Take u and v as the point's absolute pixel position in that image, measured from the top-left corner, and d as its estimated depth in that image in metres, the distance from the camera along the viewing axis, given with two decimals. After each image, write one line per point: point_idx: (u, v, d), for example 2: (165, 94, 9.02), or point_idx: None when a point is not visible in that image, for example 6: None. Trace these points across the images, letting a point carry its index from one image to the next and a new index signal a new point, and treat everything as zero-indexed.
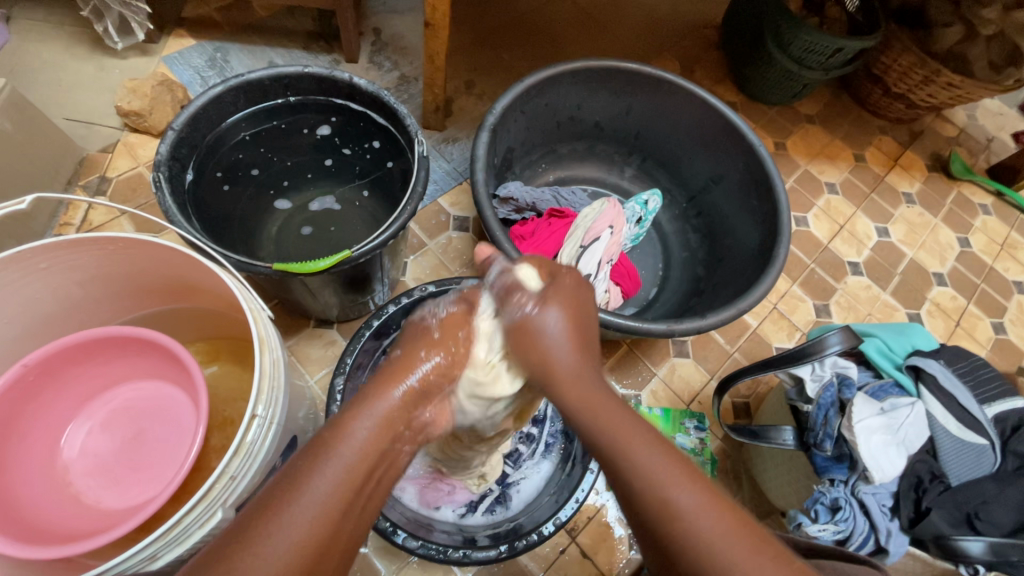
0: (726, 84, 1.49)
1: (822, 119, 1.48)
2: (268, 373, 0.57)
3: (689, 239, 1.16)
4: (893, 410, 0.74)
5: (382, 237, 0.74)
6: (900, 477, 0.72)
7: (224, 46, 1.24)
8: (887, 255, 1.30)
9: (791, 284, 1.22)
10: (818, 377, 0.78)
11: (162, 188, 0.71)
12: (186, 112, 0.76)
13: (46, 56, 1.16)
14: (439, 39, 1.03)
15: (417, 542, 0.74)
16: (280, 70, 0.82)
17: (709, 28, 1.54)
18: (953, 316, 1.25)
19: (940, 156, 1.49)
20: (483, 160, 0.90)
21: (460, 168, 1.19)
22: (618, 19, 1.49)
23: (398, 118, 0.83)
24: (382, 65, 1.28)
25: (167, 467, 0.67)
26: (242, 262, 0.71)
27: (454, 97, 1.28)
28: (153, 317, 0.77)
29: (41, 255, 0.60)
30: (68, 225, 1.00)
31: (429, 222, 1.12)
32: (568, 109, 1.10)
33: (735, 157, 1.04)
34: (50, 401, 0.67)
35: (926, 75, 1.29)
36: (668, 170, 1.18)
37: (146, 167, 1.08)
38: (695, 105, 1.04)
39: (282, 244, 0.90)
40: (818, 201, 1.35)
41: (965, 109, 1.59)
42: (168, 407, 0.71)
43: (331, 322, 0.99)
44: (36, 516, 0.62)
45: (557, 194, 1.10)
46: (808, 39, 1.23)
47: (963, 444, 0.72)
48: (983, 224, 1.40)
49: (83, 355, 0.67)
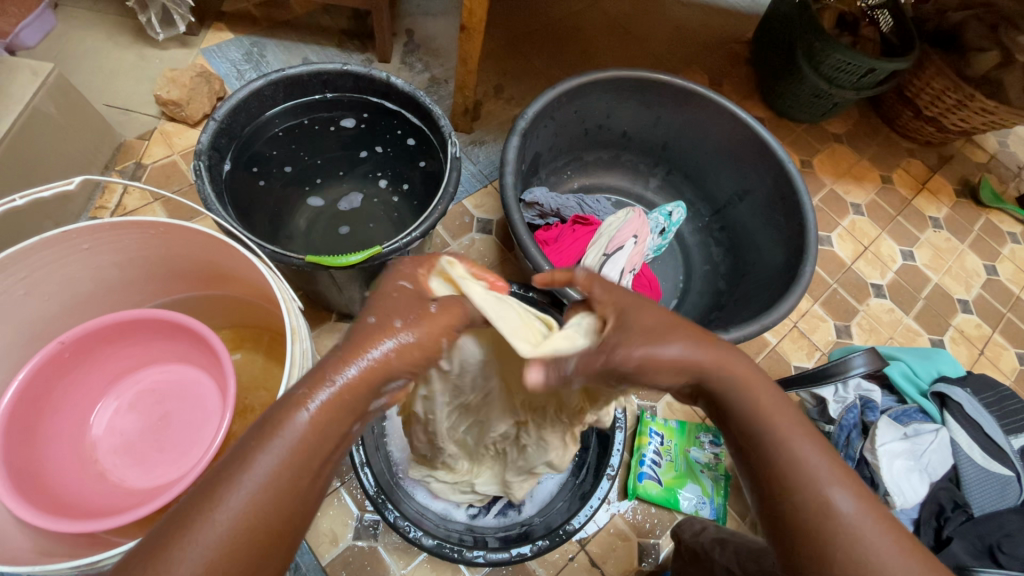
0: (755, 99, 1.48)
1: (850, 139, 1.47)
2: (298, 363, 0.58)
3: (712, 252, 1.16)
4: (917, 436, 0.73)
5: (411, 234, 0.75)
6: (922, 504, 0.71)
7: (261, 41, 1.26)
8: (911, 279, 1.28)
9: (812, 303, 1.21)
10: (841, 399, 0.77)
11: (202, 175, 0.72)
12: (228, 104, 0.77)
13: (91, 43, 1.20)
14: (474, 43, 1.04)
15: (433, 540, 0.76)
16: (320, 67, 0.83)
17: (740, 44, 1.54)
18: (977, 344, 1.23)
19: (969, 182, 1.47)
20: (512, 163, 0.90)
21: (486, 171, 1.20)
22: (649, 31, 1.50)
23: (432, 118, 0.84)
24: (413, 66, 1.29)
25: (191, 450, 0.68)
26: (276, 252, 0.72)
27: (483, 101, 1.29)
28: (184, 302, 0.79)
29: (84, 235, 0.62)
30: (103, 208, 1.03)
31: (454, 223, 1.12)
32: (597, 118, 1.10)
33: (763, 173, 1.04)
34: (81, 377, 0.69)
35: (959, 99, 1.28)
36: (694, 184, 1.18)
37: (180, 155, 1.10)
38: (724, 118, 1.04)
39: (311, 237, 0.91)
40: (842, 221, 1.34)
41: (997, 136, 1.57)
42: (193, 390, 0.72)
43: (352, 317, 1.00)
44: (65, 491, 0.64)
45: (582, 201, 1.11)
46: (841, 58, 1.22)
47: (988, 475, 0.71)
48: (1011, 252, 1.38)
49: (115, 334, 0.69)
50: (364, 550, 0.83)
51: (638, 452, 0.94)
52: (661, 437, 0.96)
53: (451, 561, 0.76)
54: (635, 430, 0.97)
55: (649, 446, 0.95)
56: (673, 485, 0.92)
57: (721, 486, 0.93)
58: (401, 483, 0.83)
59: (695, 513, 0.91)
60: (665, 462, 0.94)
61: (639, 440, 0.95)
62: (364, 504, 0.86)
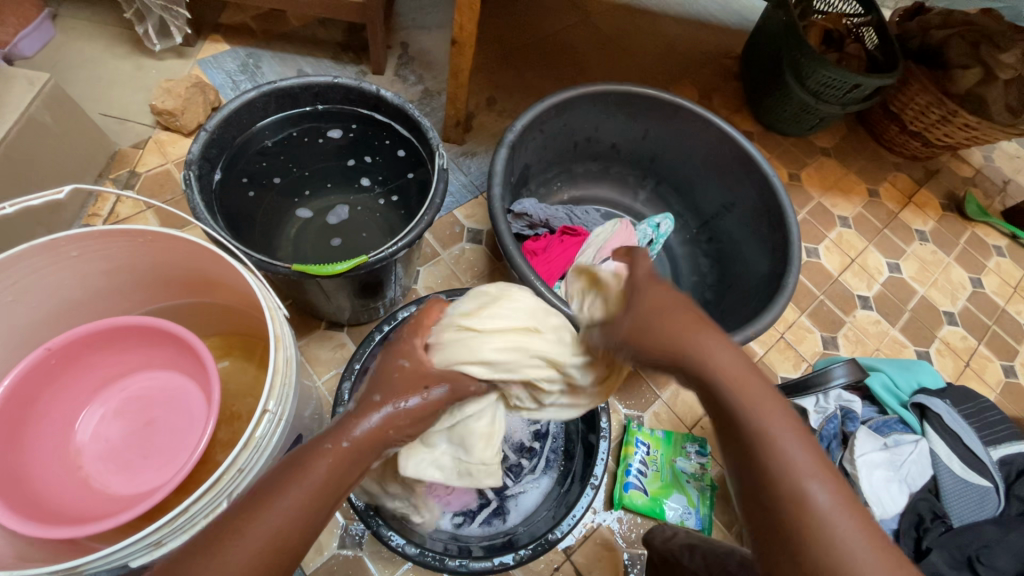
0: (743, 113, 1.51)
1: (837, 152, 1.49)
2: (280, 370, 0.58)
3: (699, 263, 1.17)
4: (897, 446, 0.74)
5: (398, 244, 0.76)
6: (901, 514, 0.71)
7: (257, 52, 1.28)
8: (897, 291, 1.30)
9: (799, 314, 1.22)
10: (822, 409, 0.77)
11: (191, 185, 0.73)
12: (219, 115, 0.79)
13: (88, 53, 1.21)
14: (465, 57, 1.06)
15: (415, 549, 0.76)
16: (311, 79, 0.85)
17: (729, 59, 1.57)
18: (962, 356, 1.24)
19: (954, 197, 1.49)
20: (501, 175, 0.92)
21: (477, 182, 1.21)
22: (640, 46, 1.53)
23: (420, 130, 0.85)
24: (407, 78, 1.31)
25: (176, 457, 0.69)
26: (262, 261, 0.73)
27: (475, 113, 1.31)
28: (172, 310, 0.80)
29: (73, 243, 0.63)
30: (95, 216, 1.04)
31: (444, 233, 1.14)
32: (586, 131, 1.12)
33: (748, 186, 1.05)
34: (67, 383, 0.69)
35: (943, 114, 1.31)
36: (682, 196, 1.19)
37: (174, 164, 1.12)
38: (710, 132, 1.06)
39: (300, 246, 0.92)
40: (830, 233, 1.36)
41: (982, 151, 1.60)
42: (179, 398, 0.73)
43: (341, 325, 1.00)
44: (49, 498, 0.64)
45: (571, 212, 1.12)
46: (826, 74, 1.25)
47: (966, 485, 0.72)
48: (997, 265, 1.40)
49: (103, 341, 0.70)
50: (347, 559, 0.83)
51: (623, 462, 0.94)
52: (647, 447, 0.96)
53: (432, 569, 0.75)
54: (621, 440, 0.98)
55: (635, 456, 0.95)
56: (658, 495, 0.93)
57: (706, 496, 0.93)
58: None
59: (681, 523, 0.91)
60: (651, 472, 0.94)
61: (625, 450, 0.96)
62: (350, 513, 0.86)
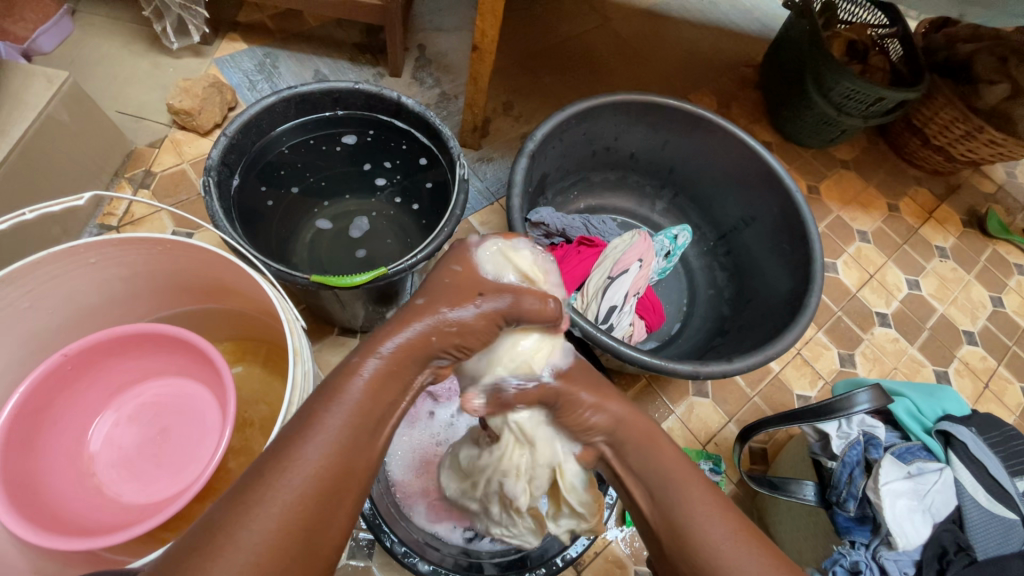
0: (763, 123, 1.49)
1: (858, 165, 1.47)
2: (299, 386, 0.57)
3: (716, 276, 1.16)
4: (920, 475, 0.72)
5: (417, 256, 0.75)
6: (924, 545, 0.69)
7: (273, 52, 1.27)
8: (916, 309, 1.28)
9: (816, 330, 1.20)
10: (844, 434, 0.76)
11: (211, 191, 0.72)
12: (239, 120, 0.78)
13: (107, 50, 1.21)
14: (485, 63, 1.05)
15: (428, 566, 0.75)
16: (331, 85, 0.84)
17: (749, 67, 1.55)
18: (981, 377, 1.22)
19: (976, 213, 1.47)
20: (520, 185, 0.90)
21: (493, 188, 1.20)
22: (660, 53, 1.51)
23: (440, 138, 0.84)
24: (424, 81, 1.30)
25: (190, 466, 0.68)
26: (281, 271, 0.71)
27: (492, 118, 1.30)
28: (187, 316, 0.79)
29: (91, 250, 0.62)
30: (110, 216, 1.03)
31: (459, 240, 1.13)
32: (606, 140, 1.10)
33: (770, 201, 1.04)
34: (82, 390, 0.69)
35: (968, 130, 1.28)
36: (700, 208, 1.18)
37: (190, 164, 1.11)
38: (732, 145, 1.04)
39: (316, 253, 0.91)
40: (848, 248, 1.34)
41: (1005, 166, 1.57)
42: (193, 405, 0.72)
43: (354, 332, 1.00)
44: (61, 506, 0.63)
45: (587, 221, 1.10)
46: (850, 86, 1.23)
47: (993, 517, 0.70)
48: (1019, 284, 1.37)
49: (120, 347, 0.69)
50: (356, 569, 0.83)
51: None
52: None
53: None
54: None
55: None
56: None
57: None
58: (399, 505, 0.82)
59: None
60: None
61: None
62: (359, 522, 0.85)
